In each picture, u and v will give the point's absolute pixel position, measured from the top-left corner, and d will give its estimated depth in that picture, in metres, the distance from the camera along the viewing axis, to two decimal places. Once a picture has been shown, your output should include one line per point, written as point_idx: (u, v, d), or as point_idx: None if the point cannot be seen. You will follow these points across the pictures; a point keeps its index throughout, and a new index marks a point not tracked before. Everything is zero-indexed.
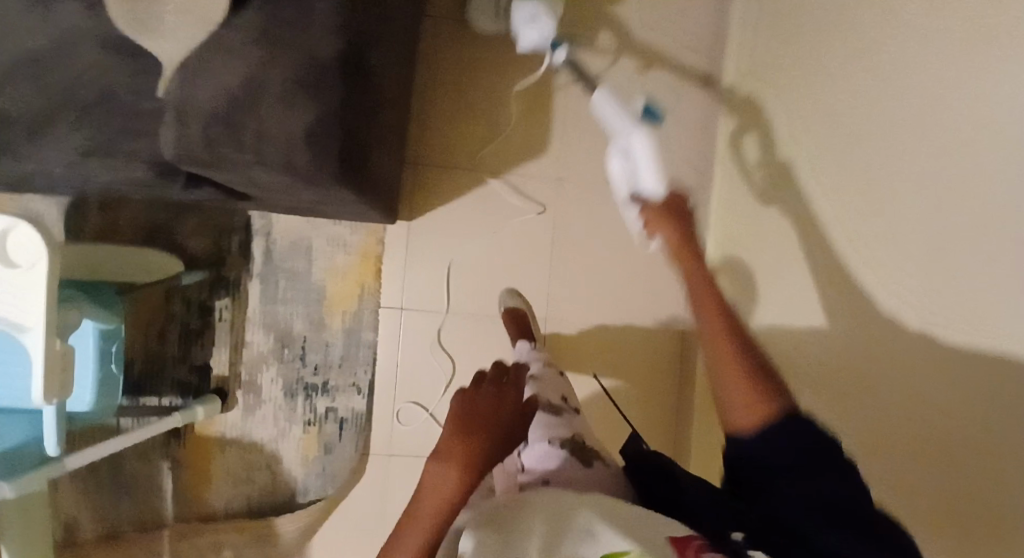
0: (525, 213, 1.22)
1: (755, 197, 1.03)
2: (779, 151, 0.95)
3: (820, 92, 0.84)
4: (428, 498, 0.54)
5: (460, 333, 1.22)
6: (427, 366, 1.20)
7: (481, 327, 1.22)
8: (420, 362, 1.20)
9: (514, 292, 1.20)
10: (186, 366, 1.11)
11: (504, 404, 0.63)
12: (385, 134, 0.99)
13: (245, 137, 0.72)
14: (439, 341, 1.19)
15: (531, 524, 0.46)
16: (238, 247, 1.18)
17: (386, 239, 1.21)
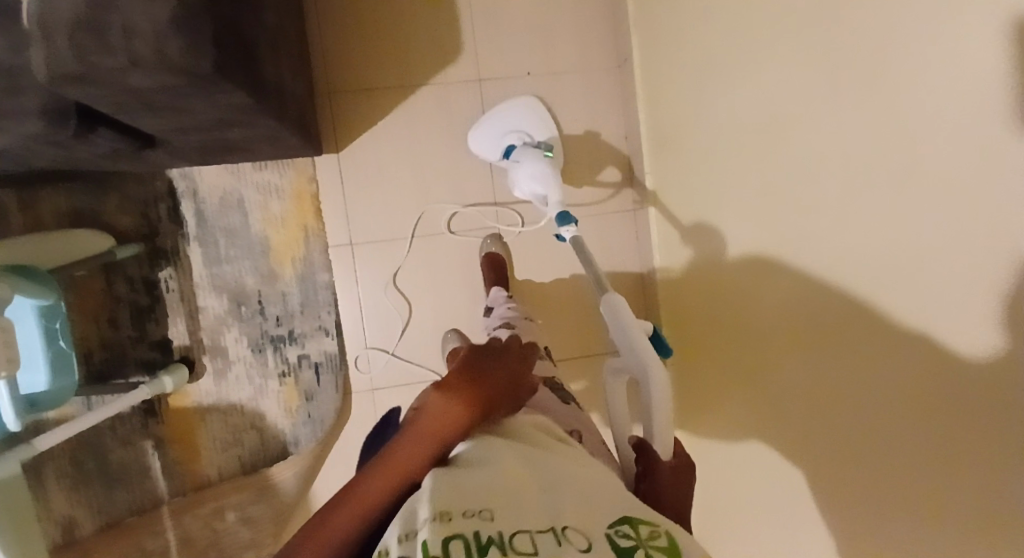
0: (453, 133, 1.18)
1: (690, 46, 0.90)
2: (678, 22, 0.94)
3: None
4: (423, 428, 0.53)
5: (411, 267, 1.18)
6: (384, 304, 1.16)
7: (432, 256, 1.19)
8: (376, 300, 1.16)
9: (496, 238, 1.19)
10: (145, 344, 1.08)
11: (504, 374, 0.64)
12: (280, 45, 0.86)
13: (111, 37, 0.60)
14: (391, 281, 1.17)
15: (557, 486, 0.43)
16: (169, 214, 1.09)
17: (318, 176, 1.14)
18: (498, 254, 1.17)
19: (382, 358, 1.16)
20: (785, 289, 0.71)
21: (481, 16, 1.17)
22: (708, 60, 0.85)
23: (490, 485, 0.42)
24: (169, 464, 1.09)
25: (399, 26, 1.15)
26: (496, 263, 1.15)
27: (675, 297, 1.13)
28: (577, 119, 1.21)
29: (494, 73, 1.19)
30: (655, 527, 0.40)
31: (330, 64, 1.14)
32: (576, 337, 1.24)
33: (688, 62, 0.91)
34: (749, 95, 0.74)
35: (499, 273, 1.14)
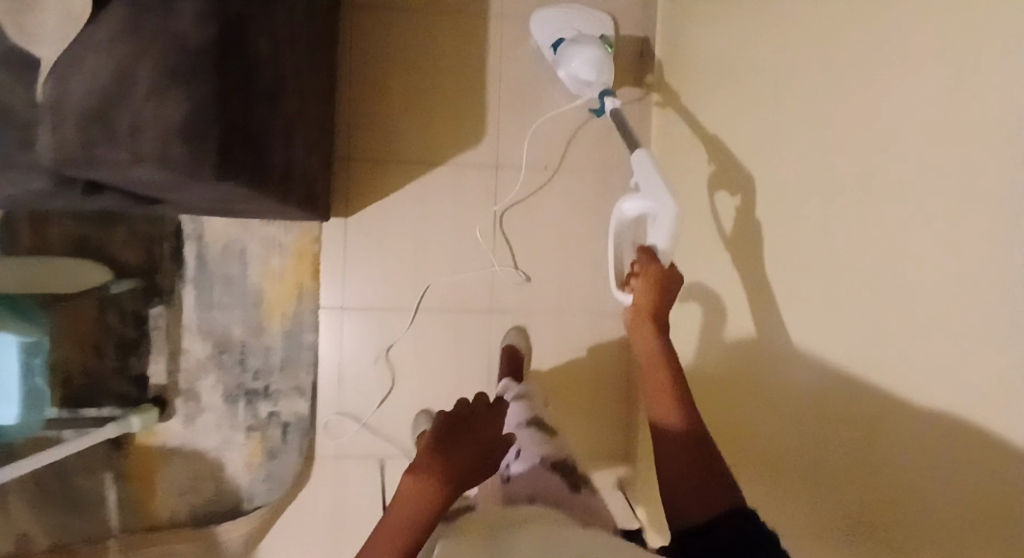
0: (463, 217, 1.18)
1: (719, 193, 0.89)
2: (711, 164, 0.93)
3: (759, 98, 0.75)
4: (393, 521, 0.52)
5: (404, 339, 1.18)
6: (370, 374, 1.16)
7: (426, 331, 1.18)
8: (363, 369, 1.16)
9: (521, 330, 1.20)
10: (123, 378, 1.09)
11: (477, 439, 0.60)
12: (296, 126, 0.88)
13: (118, 135, 0.62)
14: (383, 352, 1.16)
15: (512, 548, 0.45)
16: (171, 253, 1.10)
17: (323, 238, 1.15)
18: (518, 346, 1.16)
19: (351, 428, 1.15)
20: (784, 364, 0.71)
21: (509, 108, 1.18)
22: (743, 215, 0.82)
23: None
24: (125, 500, 1.09)
25: (429, 100, 1.16)
26: (516, 356, 1.14)
27: None
28: (591, 219, 1.21)
29: (512, 164, 1.19)
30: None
31: (354, 131, 1.15)
32: (579, 432, 1.22)
33: (721, 207, 0.89)
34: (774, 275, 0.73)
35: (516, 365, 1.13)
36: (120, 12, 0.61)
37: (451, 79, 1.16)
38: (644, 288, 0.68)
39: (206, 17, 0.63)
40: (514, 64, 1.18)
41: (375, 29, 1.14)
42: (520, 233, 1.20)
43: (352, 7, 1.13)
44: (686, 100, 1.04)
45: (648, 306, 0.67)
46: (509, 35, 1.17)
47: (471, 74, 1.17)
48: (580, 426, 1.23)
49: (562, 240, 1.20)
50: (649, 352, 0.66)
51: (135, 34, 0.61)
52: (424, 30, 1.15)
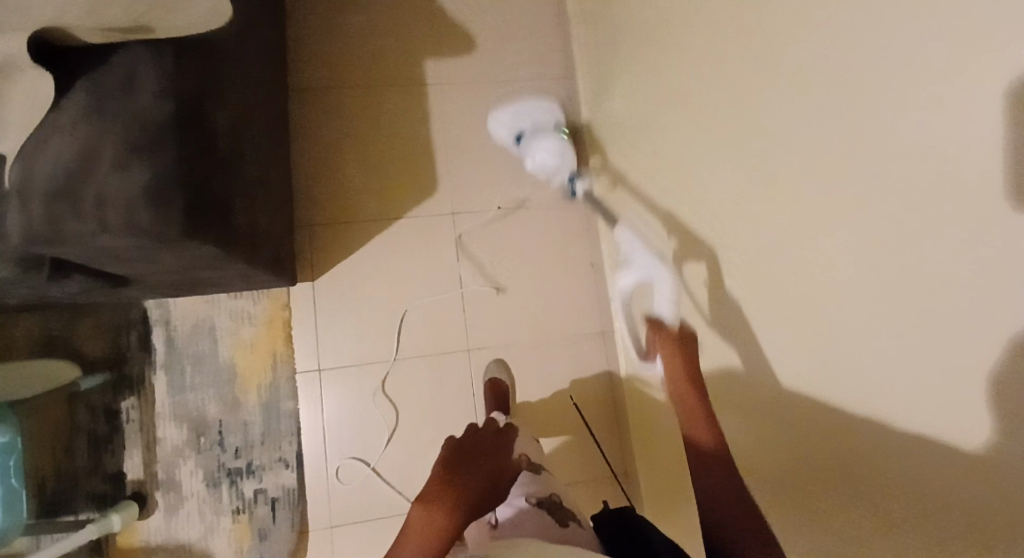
0: (426, 261, 1.23)
1: (658, 192, 0.97)
2: (645, 169, 1.01)
3: (678, 96, 0.84)
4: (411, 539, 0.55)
5: (407, 376, 1.19)
6: (375, 417, 1.16)
7: (425, 367, 1.19)
8: (368, 412, 1.16)
9: (502, 362, 1.20)
10: (98, 476, 1.06)
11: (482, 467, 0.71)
12: (258, 192, 0.92)
13: (84, 206, 0.65)
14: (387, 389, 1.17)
15: None
16: (138, 341, 1.10)
17: (293, 301, 1.16)
18: (502, 379, 1.15)
19: (359, 473, 1.13)
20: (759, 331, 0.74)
21: (456, 156, 1.27)
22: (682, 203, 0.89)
23: None
24: None
25: (382, 162, 1.24)
26: (499, 391, 1.13)
27: (643, 413, 1.15)
28: (547, 245, 1.27)
29: (465, 205, 1.26)
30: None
31: (312, 197, 1.20)
32: (571, 461, 1.23)
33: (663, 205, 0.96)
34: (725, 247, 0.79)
35: (501, 402, 1.12)
36: (84, 98, 0.67)
37: (398, 138, 1.25)
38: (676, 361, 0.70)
39: (167, 94, 0.69)
40: (452, 117, 1.27)
41: (321, 104, 1.23)
42: (484, 268, 1.24)
43: (297, 88, 1.23)
44: (610, 126, 1.14)
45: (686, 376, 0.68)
46: (444, 92, 1.28)
47: (415, 131, 1.26)
48: (571, 454, 1.23)
49: (524, 270, 1.26)
50: (676, 378, 0.68)
51: (101, 117, 0.67)
52: (368, 101, 1.25)
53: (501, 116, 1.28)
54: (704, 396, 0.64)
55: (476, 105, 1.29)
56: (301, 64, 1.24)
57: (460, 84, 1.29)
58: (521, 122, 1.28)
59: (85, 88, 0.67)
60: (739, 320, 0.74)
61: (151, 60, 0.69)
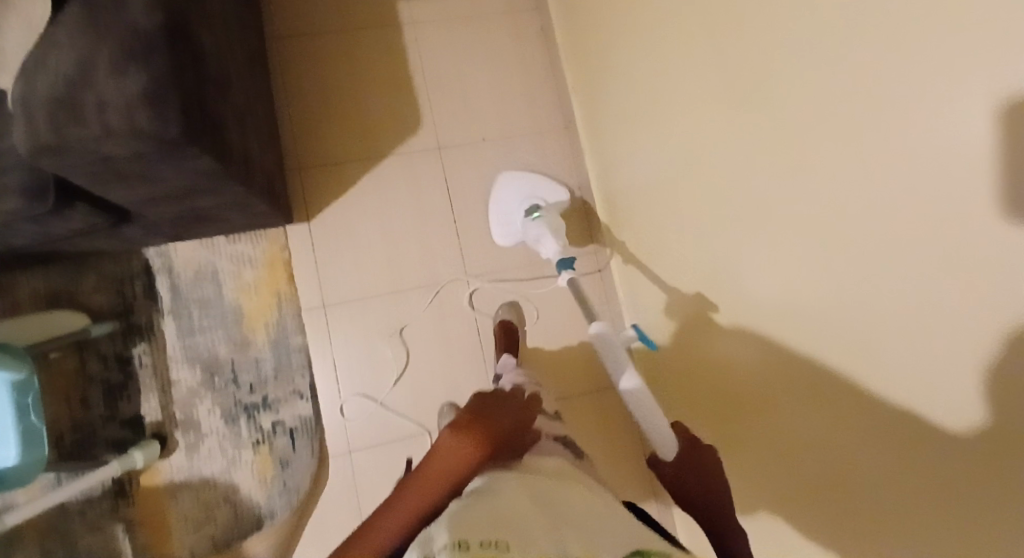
0: (417, 196, 1.25)
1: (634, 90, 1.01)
2: (619, 73, 1.05)
3: None
4: (431, 471, 0.51)
5: (409, 307, 1.22)
6: (383, 351, 1.19)
7: (426, 296, 1.22)
8: (376, 346, 1.19)
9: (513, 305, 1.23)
10: (117, 423, 1.08)
11: (511, 418, 0.63)
12: (247, 119, 0.95)
13: (87, 113, 0.68)
14: (396, 329, 1.20)
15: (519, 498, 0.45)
16: (143, 291, 1.12)
17: (291, 243, 1.19)
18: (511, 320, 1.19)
19: (369, 405, 1.16)
20: None
21: (436, 91, 1.29)
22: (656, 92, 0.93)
23: (498, 511, 0.41)
24: (140, 548, 1.06)
25: (364, 103, 1.26)
26: (509, 330, 1.18)
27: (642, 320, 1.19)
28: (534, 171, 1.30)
29: (450, 139, 1.29)
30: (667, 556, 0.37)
31: (299, 141, 1.23)
32: (576, 379, 1.26)
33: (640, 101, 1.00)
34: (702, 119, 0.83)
35: (511, 339, 1.17)
36: (76, 11, 0.69)
37: (378, 78, 1.27)
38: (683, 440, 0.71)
39: (153, 5, 0.72)
40: (428, 53, 1.30)
41: (298, 50, 1.25)
42: (474, 198, 1.28)
43: (274, 37, 1.25)
44: (584, 41, 1.17)
45: None
46: (418, 29, 1.30)
47: (393, 70, 1.28)
48: (575, 374, 1.26)
49: None
50: None
51: (94, 26, 0.69)
52: (345, 45, 1.27)
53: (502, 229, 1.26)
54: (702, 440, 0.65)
55: (450, 40, 1.31)
56: (275, 14, 1.26)
57: (433, 21, 1.31)
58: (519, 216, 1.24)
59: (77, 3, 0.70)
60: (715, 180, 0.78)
61: None
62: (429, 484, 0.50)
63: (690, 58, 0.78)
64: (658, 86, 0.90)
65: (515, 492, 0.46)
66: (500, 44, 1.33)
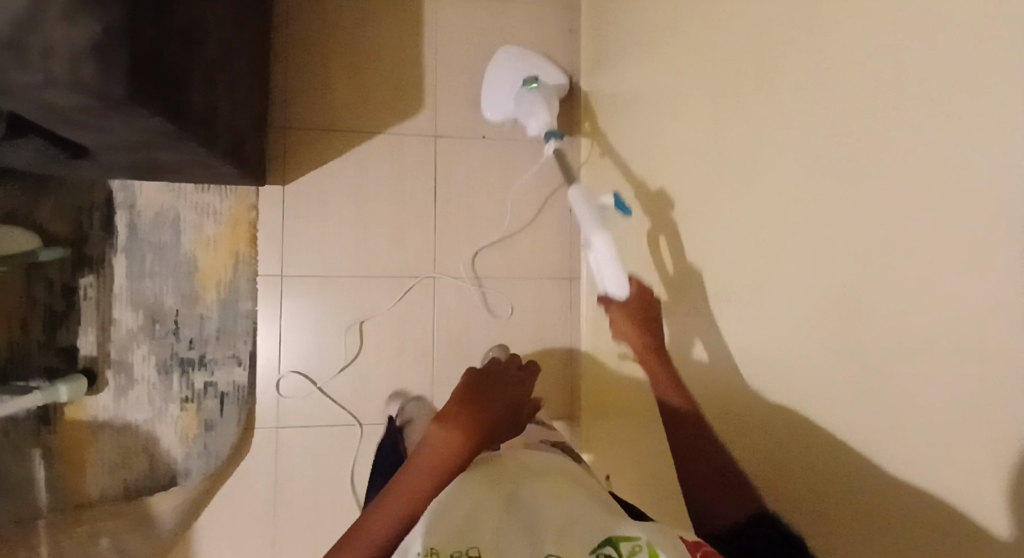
0: (403, 185, 1.21)
1: (647, 139, 0.95)
2: (640, 117, 0.99)
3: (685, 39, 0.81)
4: (424, 464, 0.49)
5: (373, 296, 1.19)
6: (338, 338, 1.16)
7: (393, 290, 1.19)
8: (330, 331, 1.16)
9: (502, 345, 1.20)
10: (51, 351, 1.07)
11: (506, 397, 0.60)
12: (220, 78, 0.89)
13: (31, 55, 0.61)
14: (356, 319, 1.17)
15: (502, 481, 0.44)
16: (100, 222, 1.09)
17: (260, 205, 1.15)
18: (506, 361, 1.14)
19: (306, 388, 1.14)
20: (716, 284, 0.74)
21: (446, 80, 1.24)
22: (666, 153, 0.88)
23: (477, 511, 0.39)
24: (55, 476, 1.06)
25: (367, 75, 1.20)
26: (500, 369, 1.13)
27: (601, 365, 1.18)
28: (528, 185, 1.26)
29: (449, 132, 1.24)
30: (638, 542, 0.35)
31: (292, 103, 1.17)
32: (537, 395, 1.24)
33: (648, 153, 0.95)
34: (699, 199, 0.79)
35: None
36: None
37: (386, 52, 1.21)
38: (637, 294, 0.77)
39: None
40: (447, 38, 1.24)
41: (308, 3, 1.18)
42: (459, 199, 1.24)
43: None
44: (613, 61, 1.11)
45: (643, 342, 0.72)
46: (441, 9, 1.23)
47: (405, 48, 1.22)
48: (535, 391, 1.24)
49: (502, 205, 1.25)
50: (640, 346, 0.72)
51: None
52: (361, 7, 1.20)
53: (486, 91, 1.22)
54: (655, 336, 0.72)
55: (470, 30, 1.24)
56: None
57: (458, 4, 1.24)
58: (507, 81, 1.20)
59: None
60: (716, 262, 0.75)
61: None
62: (415, 484, 0.48)
63: (716, 127, 0.73)
64: (678, 139, 0.85)
65: (488, 488, 0.42)
66: (524, 40, 1.27)
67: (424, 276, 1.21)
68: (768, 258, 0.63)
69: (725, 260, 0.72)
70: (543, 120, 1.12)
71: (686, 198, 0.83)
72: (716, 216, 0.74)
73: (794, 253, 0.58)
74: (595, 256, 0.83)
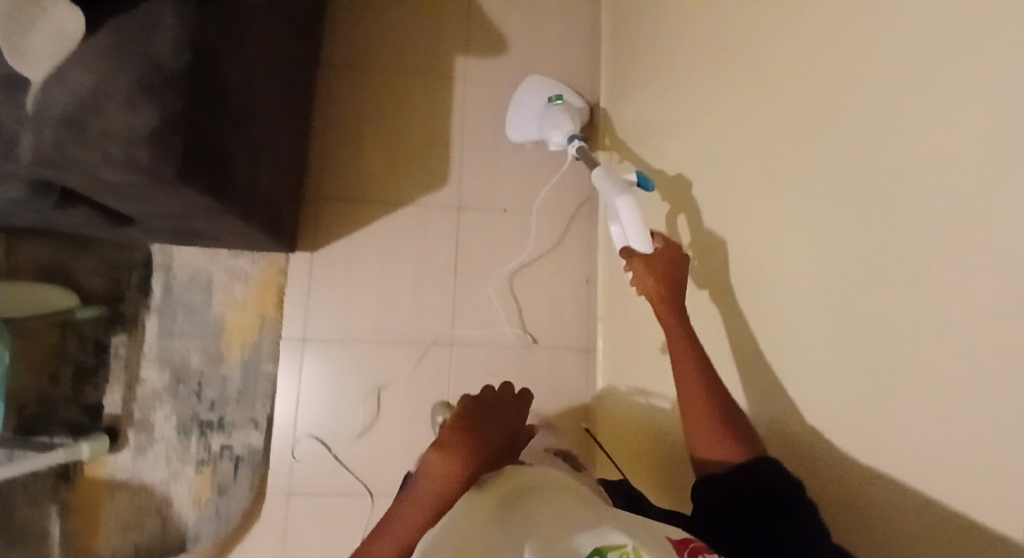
0: (425, 252, 1.25)
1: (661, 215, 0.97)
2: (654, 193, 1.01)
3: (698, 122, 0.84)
4: (421, 497, 0.48)
5: (389, 360, 1.20)
6: (354, 403, 1.16)
7: (410, 354, 1.20)
8: (347, 395, 1.17)
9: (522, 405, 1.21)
10: (78, 406, 1.10)
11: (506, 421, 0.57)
12: (263, 155, 0.95)
13: (92, 135, 0.68)
14: (374, 385, 1.18)
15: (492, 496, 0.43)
16: (138, 283, 1.14)
17: (289, 270, 1.19)
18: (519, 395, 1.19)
19: (321, 453, 1.13)
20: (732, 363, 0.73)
21: (471, 154, 1.30)
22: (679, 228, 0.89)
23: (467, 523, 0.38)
24: (68, 534, 1.05)
25: (397, 150, 1.27)
26: None
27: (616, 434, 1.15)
28: (546, 254, 1.28)
29: (471, 203, 1.29)
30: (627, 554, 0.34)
31: (326, 174, 1.24)
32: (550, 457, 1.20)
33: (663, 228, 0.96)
34: (714, 276, 0.79)
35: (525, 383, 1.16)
36: (107, 35, 0.69)
37: (416, 128, 1.28)
38: (660, 252, 0.76)
39: (182, 44, 0.72)
40: (473, 115, 1.31)
41: (346, 84, 1.26)
42: (480, 267, 1.26)
43: (327, 65, 1.26)
44: (630, 129, 1.15)
45: (655, 289, 0.73)
46: (469, 89, 1.31)
47: (434, 124, 1.29)
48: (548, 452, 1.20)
49: (521, 273, 1.27)
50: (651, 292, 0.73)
51: (119, 53, 0.69)
52: (395, 87, 1.28)
53: (512, 115, 1.27)
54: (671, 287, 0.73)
55: (495, 108, 1.32)
56: (337, 44, 1.27)
57: (485, 84, 1.31)
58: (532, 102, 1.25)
59: (113, 26, 0.70)
60: (733, 348, 0.74)
61: (176, 11, 0.72)
62: (411, 519, 0.47)
63: (732, 206, 0.74)
64: (692, 220, 0.86)
65: (478, 502, 0.41)
66: None
67: (440, 342, 1.22)
68: (783, 347, 0.62)
69: (742, 339, 0.71)
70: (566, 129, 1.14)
71: (701, 276, 0.83)
72: (730, 294, 0.74)
73: (810, 341, 0.57)
74: (620, 222, 0.84)
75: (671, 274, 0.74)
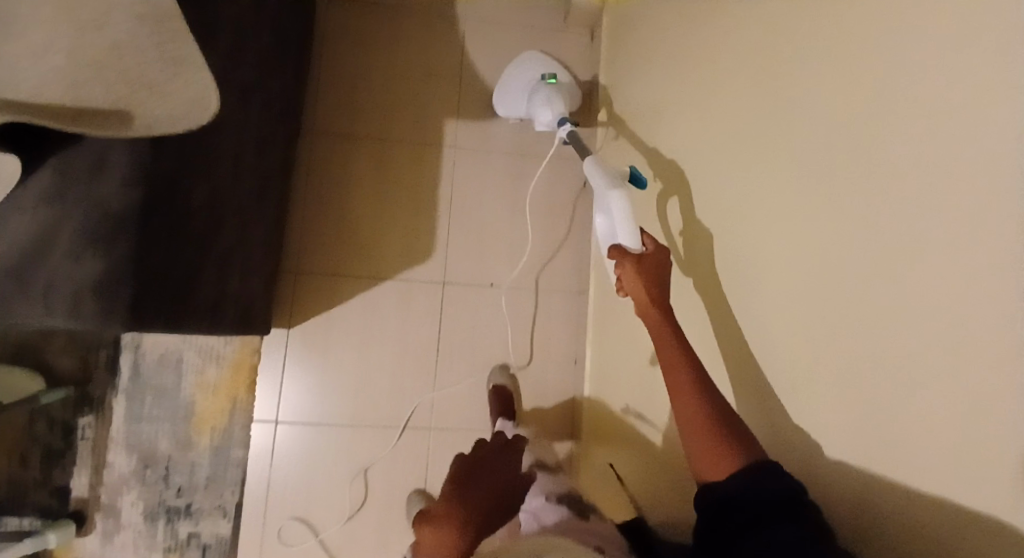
0: (408, 329, 1.21)
1: None
2: None
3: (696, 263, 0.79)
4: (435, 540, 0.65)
5: (369, 443, 1.16)
6: (341, 488, 1.14)
7: (388, 438, 1.17)
8: (336, 479, 1.14)
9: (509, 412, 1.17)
10: (46, 489, 1.06)
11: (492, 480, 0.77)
12: (233, 259, 0.90)
13: (32, 291, 0.66)
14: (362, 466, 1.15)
15: None
16: (106, 362, 1.10)
17: (263, 348, 1.15)
18: (505, 386, 1.18)
19: (306, 538, 1.11)
20: None
21: (459, 225, 1.24)
22: None
23: None
24: None
25: (379, 221, 1.21)
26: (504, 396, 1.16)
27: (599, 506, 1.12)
28: (533, 334, 1.25)
29: (458, 277, 1.23)
30: None
31: (306, 245, 1.18)
32: None
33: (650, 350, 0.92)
34: None
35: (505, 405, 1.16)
36: (47, 178, 0.64)
37: (402, 198, 1.23)
38: (650, 254, 0.73)
39: (132, 184, 0.68)
40: (463, 184, 1.25)
41: (328, 150, 1.21)
42: (464, 346, 1.22)
43: (309, 130, 1.21)
44: None
45: (643, 297, 0.69)
46: (460, 157, 1.25)
47: (421, 194, 1.23)
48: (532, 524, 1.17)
49: (507, 354, 1.24)
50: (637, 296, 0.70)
51: (61, 199, 0.65)
52: (379, 154, 1.22)
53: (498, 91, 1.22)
54: (660, 291, 0.69)
55: (486, 177, 1.26)
56: (319, 108, 1.21)
57: (476, 152, 1.26)
58: (522, 73, 1.19)
59: (48, 167, 0.64)
60: None
61: (126, 148, 0.67)
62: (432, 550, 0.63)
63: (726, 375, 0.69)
64: None
65: None
66: (541, 191, 1.28)
67: (420, 425, 1.18)
68: None
69: None
70: (556, 110, 1.11)
71: None
72: None
73: None
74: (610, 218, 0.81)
75: (658, 274, 0.71)
